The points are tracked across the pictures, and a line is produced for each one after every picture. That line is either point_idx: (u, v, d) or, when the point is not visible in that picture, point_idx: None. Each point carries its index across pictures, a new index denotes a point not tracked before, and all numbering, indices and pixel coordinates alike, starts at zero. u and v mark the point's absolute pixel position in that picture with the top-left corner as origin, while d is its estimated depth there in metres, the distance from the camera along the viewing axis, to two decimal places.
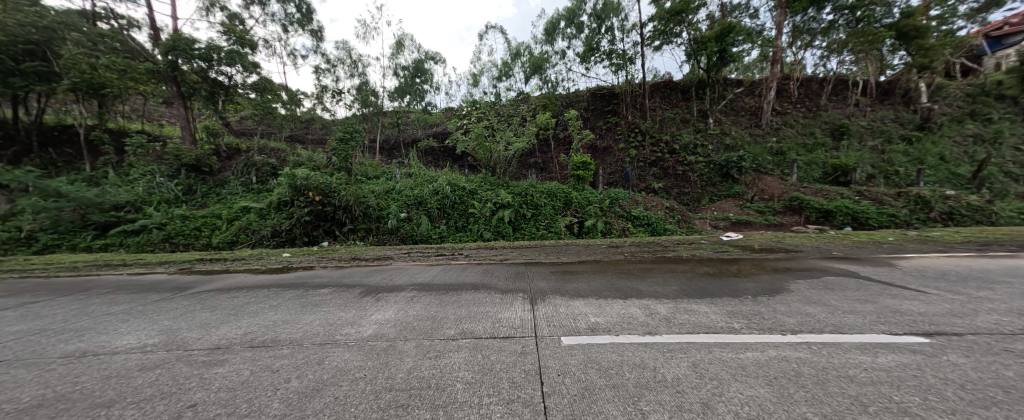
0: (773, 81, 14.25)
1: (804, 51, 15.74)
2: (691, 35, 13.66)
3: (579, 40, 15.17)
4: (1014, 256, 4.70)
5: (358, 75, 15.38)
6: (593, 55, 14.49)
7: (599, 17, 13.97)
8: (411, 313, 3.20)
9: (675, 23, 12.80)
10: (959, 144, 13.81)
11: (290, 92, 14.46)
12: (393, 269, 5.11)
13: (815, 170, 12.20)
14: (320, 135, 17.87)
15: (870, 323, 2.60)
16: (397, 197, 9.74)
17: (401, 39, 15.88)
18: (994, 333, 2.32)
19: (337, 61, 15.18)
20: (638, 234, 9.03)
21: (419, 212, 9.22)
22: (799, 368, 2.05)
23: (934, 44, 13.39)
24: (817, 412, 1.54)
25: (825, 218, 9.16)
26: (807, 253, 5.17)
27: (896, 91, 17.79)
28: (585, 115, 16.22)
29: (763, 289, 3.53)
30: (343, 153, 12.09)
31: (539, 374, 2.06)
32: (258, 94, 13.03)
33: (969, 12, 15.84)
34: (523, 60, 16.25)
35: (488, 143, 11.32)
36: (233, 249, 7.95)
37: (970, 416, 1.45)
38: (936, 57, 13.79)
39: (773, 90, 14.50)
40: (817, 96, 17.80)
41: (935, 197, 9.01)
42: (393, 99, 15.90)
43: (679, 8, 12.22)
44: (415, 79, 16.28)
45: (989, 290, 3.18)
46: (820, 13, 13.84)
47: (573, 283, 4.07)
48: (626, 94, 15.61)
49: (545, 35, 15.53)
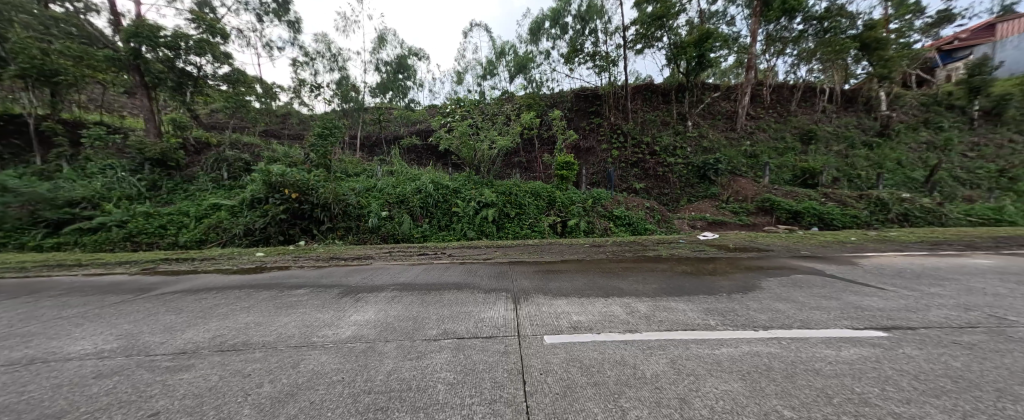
0: (748, 86, 14.79)
1: (776, 58, 16.38)
2: (671, 40, 13.92)
3: (563, 40, 15.22)
4: (962, 255, 5.05)
5: (337, 69, 14.85)
6: (577, 56, 14.59)
7: (583, 19, 14.14)
8: (391, 313, 3.12)
9: (656, 27, 13.06)
10: (914, 150, 14.82)
11: (264, 85, 14.06)
12: (377, 267, 5.05)
13: (785, 172, 12.77)
14: (299, 130, 17.25)
15: (835, 318, 2.72)
16: (378, 195, 9.51)
17: (383, 33, 15.42)
18: (943, 326, 2.49)
19: (316, 54, 14.63)
20: (620, 233, 9.17)
21: (400, 211, 9.05)
22: (770, 362, 2.15)
23: (893, 55, 14.23)
24: (787, 406, 1.67)
25: (794, 219, 9.61)
26: (778, 252, 5.38)
27: (859, 99, 18.82)
28: (569, 116, 16.33)
29: (736, 287, 3.65)
30: (321, 149, 11.78)
31: (521, 373, 2.07)
32: (230, 86, 12.46)
33: (925, 26, 16.92)
34: (508, 58, 16.19)
35: (472, 142, 11.29)
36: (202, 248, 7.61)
37: (923, 405, 1.63)
38: (894, 68, 14.72)
39: (748, 95, 15.01)
40: (787, 102, 18.60)
41: (892, 200, 9.62)
42: (374, 95, 15.53)
43: (660, 12, 12.49)
44: (398, 75, 15.91)
45: (940, 287, 3.40)
46: (792, 22, 14.43)
47: (556, 282, 4.08)
48: (609, 95, 15.81)
49: (530, 35, 15.52)
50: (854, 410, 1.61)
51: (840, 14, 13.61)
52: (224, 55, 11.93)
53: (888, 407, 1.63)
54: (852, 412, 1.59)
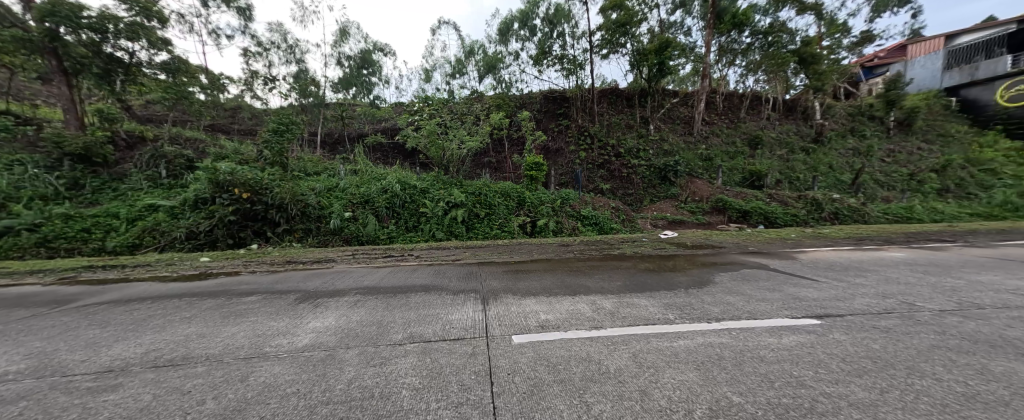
0: (704, 93, 15.78)
1: (728, 68, 17.60)
2: (634, 46, 14.52)
3: (532, 42, 15.40)
4: (881, 249, 5.72)
5: (295, 62, 13.99)
6: (545, 59, 14.82)
7: (551, 22, 14.42)
8: (354, 318, 2.98)
9: (620, 34, 13.58)
10: (844, 156, 16.56)
11: (210, 76, 13.12)
12: (340, 271, 4.81)
13: (736, 175, 13.79)
14: (253, 125, 16.05)
15: (778, 308, 2.96)
16: (341, 195, 9.14)
17: (345, 26, 14.77)
18: (866, 313, 2.79)
19: (271, 45, 13.72)
20: (588, 233, 9.44)
21: (365, 211, 8.75)
22: (722, 351, 2.30)
23: (826, 69, 15.81)
24: (735, 392, 1.81)
25: (744, 218, 10.41)
26: (730, 249, 5.80)
27: (798, 108, 20.63)
28: (538, 117, 16.53)
29: (693, 282, 3.87)
30: (276, 146, 10.72)
31: (489, 374, 2.05)
32: (170, 76, 11.41)
33: (853, 46, 18.98)
34: (477, 58, 16.12)
35: (441, 141, 11.13)
36: (134, 254, 6.89)
37: (847, 385, 1.84)
38: (826, 81, 16.38)
39: (704, 102, 15.99)
40: (737, 110, 20.00)
41: (826, 200, 10.68)
42: (336, 91, 14.75)
43: (623, 19, 13.01)
44: (361, 70, 15.07)
45: (863, 277, 3.82)
46: (741, 35, 15.61)
47: (525, 281, 4.11)
48: (576, 98, 16.19)
49: (499, 35, 15.58)
50: (792, 393, 1.78)
51: (781, 30, 14.92)
52: (161, 41, 10.94)
53: (821, 389, 1.83)
54: (789, 395, 1.77)
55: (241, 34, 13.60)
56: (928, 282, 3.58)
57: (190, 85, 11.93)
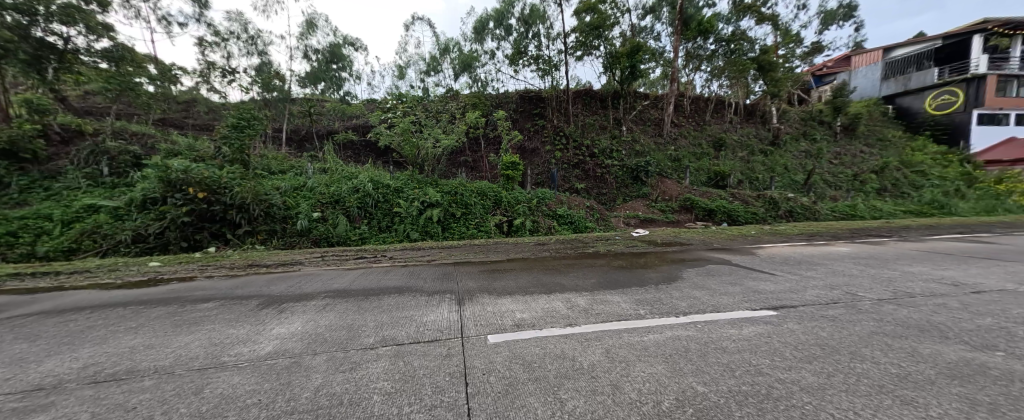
0: (673, 96, 16.44)
1: (695, 73, 18.46)
2: (607, 49, 14.89)
3: (508, 42, 15.42)
4: (830, 244, 6.23)
5: (257, 54, 13.19)
6: (521, 58, 14.90)
7: (526, 22, 14.53)
8: (322, 323, 2.86)
9: (593, 36, 13.87)
10: (799, 158, 17.80)
11: (160, 66, 12.07)
12: (309, 274, 4.60)
13: (702, 175, 14.50)
14: (210, 120, 14.90)
15: (739, 301, 3.14)
16: (308, 195, 8.80)
17: (312, 18, 14.16)
18: (816, 303, 3.01)
19: (230, 35, 12.92)
20: (563, 232, 9.59)
21: (335, 211, 8.47)
22: (688, 344, 2.40)
23: (781, 77, 16.97)
24: (700, 382, 1.90)
25: (709, 216, 11.00)
26: (697, 245, 6.10)
27: (757, 112, 21.65)
28: (514, 116, 16.58)
29: (662, 278, 4.03)
30: (235, 142, 10.05)
31: (464, 375, 2.02)
32: (113, 65, 10.50)
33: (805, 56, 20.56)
34: (452, 56, 15.94)
35: (415, 140, 10.96)
36: (68, 260, 6.29)
37: (799, 371, 1.98)
38: (782, 88, 17.58)
39: (673, 105, 16.65)
40: (702, 113, 20.58)
41: (781, 199, 11.46)
42: (303, 85, 13.99)
43: (596, 22, 13.33)
44: (331, 65, 14.59)
45: (814, 270, 4.13)
46: (706, 42, 16.43)
47: (501, 281, 4.11)
48: (552, 99, 16.39)
49: (474, 33, 15.50)
50: (751, 381, 1.89)
51: (742, 38, 15.84)
52: (101, 27, 9.99)
53: (776, 376, 1.95)
54: (747, 383, 1.87)
55: (195, 22, 12.68)
56: (868, 274, 3.94)
57: (138, 75, 11.05)
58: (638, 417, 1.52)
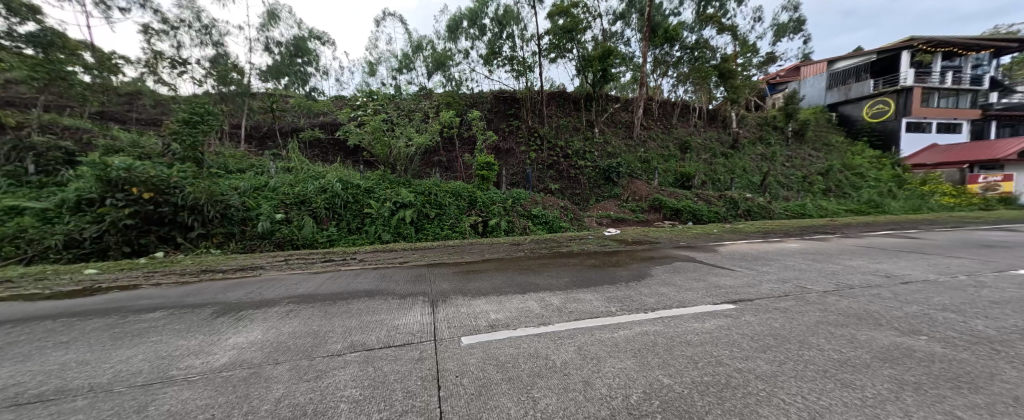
0: (642, 100, 17.09)
1: (663, 79, 19.28)
2: (580, 52, 15.24)
3: (482, 42, 15.41)
4: (784, 241, 6.72)
5: (212, 45, 12.34)
6: (495, 59, 14.94)
7: (500, 23, 14.57)
8: (285, 330, 2.71)
9: (566, 39, 14.14)
10: (758, 160, 19.02)
11: (98, 55, 11.05)
12: (272, 279, 4.36)
13: (670, 176, 15.17)
14: (156, 114, 14.14)
15: (702, 296, 3.30)
16: (271, 195, 8.44)
17: (274, 8, 13.46)
18: (770, 296, 3.23)
19: (181, 22, 12.01)
20: (538, 231, 9.70)
21: (300, 213, 8.15)
22: (655, 338, 2.49)
23: (739, 84, 18.16)
24: (666, 375, 1.98)
25: (676, 215, 11.52)
26: (665, 244, 6.37)
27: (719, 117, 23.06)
28: (488, 117, 16.59)
29: (632, 276, 4.17)
30: (187, 138, 9.33)
31: (436, 379, 1.99)
32: (40, 52, 9.40)
33: (761, 65, 22.14)
34: (425, 54, 15.73)
35: (387, 138, 10.75)
36: None
37: (756, 361, 2.10)
38: (741, 95, 18.80)
39: (642, 108, 17.30)
40: (670, 117, 21.65)
41: (740, 199, 12.23)
42: (263, 79, 13.16)
43: (569, 26, 13.61)
44: (295, 59, 13.82)
45: (769, 266, 4.43)
46: (672, 49, 17.23)
47: (476, 282, 4.09)
48: (526, 99, 16.54)
49: (448, 32, 15.36)
50: (711, 372, 1.99)
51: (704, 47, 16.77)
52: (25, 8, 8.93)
53: (735, 366, 2.07)
54: (709, 374, 1.97)
55: (140, 8, 11.68)
56: (815, 268, 4.27)
57: (71, 64, 9.92)
58: (607, 411, 1.56)
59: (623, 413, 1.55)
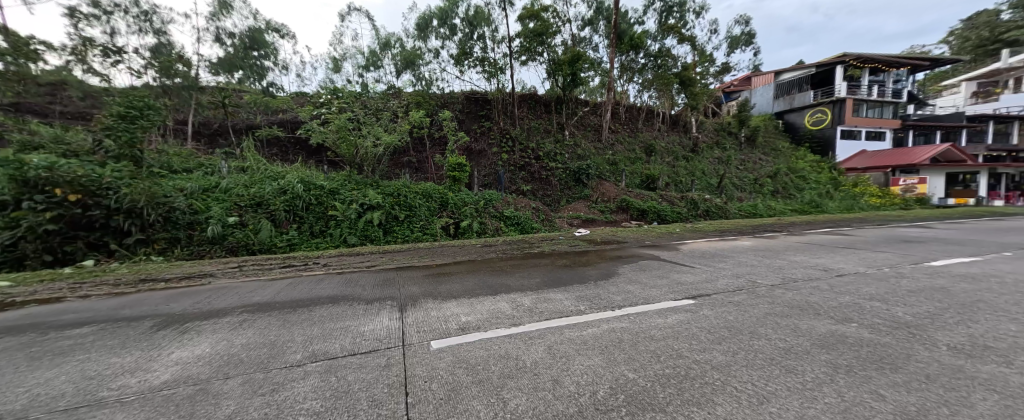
0: (609, 104, 17.67)
1: (630, 84, 20.09)
2: (550, 56, 15.49)
3: (453, 41, 15.25)
4: (738, 239, 7.24)
5: (153, 33, 11.30)
6: (466, 59, 14.87)
7: (471, 23, 14.50)
8: (238, 341, 2.53)
9: (536, 43, 14.32)
10: (718, 163, 20.25)
11: (11, 38, 9.79)
12: (225, 287, 4.06)
13: (636, 178, 15.79)
14: (85, 108, 12.66)
15: (665, 293, 3.47)
16: (222, 197, 7.91)
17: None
18: (726, 291, 3.45)
19: (116, 7, 10.94)
20: (510, 232, 9.76)
21: (256, 215, 7.72)
22: (622, 334, 2.58)
23: (698, 91, 19.37)
24: (631, 369, 2.05)
25: (642, 215, 12.05)
26: (632, 243, 6.65)
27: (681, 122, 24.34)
28: (460, 117, 16.46)
29: (601, 275, 4.31)
30: (123, 135, 8.02)
31: (404, 385, 1.94)
32: None
33: (717, 74, 23.87)
34: (394, 52, 15.33)
35: (353, 137, 10.38)
36: None
37: (713, 352, 2.24)
38: (700, 102, 20.04)
39: (610, 112, 17.90)
40: (634, 122, 21.78)
41: (700, 200, 12.98)
42: (214, 73, 12.07)
43: (539, 29, 13.82)
44: (250, 51, 12.98)
45: (725, 262, 4.74)
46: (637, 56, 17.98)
47: (446, 285, 4.04)
48: (498, 100, 16.58)
49: (418, 30, 15.07)
50: (673, 365, 2.10)
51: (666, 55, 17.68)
52: None
53: (694, 358, 2.19)
54: (671, 367, 2.07)
55: None
56: (765, 263, 4.63)
57: None
58: (575, 408, 1.60)
59: (590, 409, 1.59)
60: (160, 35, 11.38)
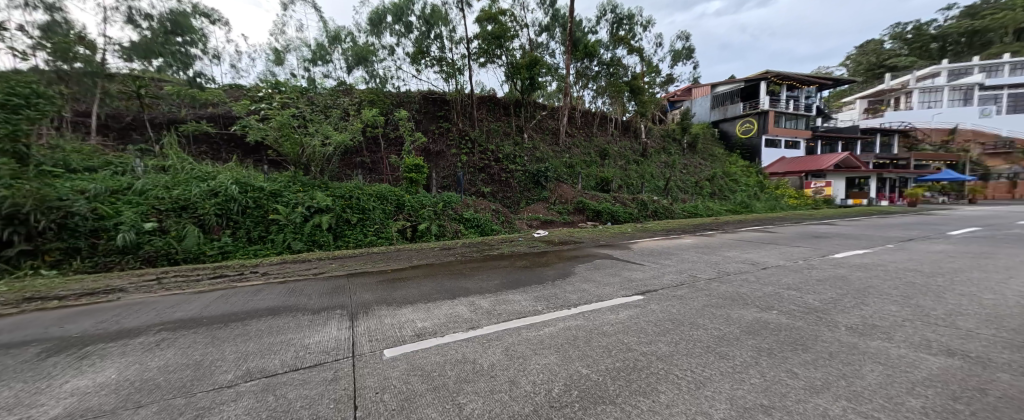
0: (566, 109, 18.22)
1: (585, 90, 20.98)
2: (508, 59, 15.64)
3: (409, 39, 14.83)
4: (683, 237, 7.86)
5: None
6: (423, 58, 14.61)
7: (428, 21, 14.19)
8: (153, 365, 2.22)
9: (495, 45, 14.38)
10: (667, 167, 21.80)
11: None
12: (138, 304, 3.55)
13: (592, 180, 16.51)
14: None
15: (617, 290, 3.66)
16: (135, 200, 6.99)
17: None
18: (670, 286, 3.72)
19: None
20: (470, 235, 9.71)
21: (179, 220, 6.92)
22: (577, 332, 2.68)
23: (646, 99, 20.82)
24: (585, 365, 2.13)
25: (598, 216, 12.63)
26: (588, 243, 6.95)
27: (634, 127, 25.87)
28: (417, 117, 16.05)
29: (558, 274, 4.45)
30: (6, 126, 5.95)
31: (352, 398, 1.84)
32: None
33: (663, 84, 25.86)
34: (345, 46, 14.51)
35: (298, 136, 9.68)
36: None
37: (659, 344, 2.40)
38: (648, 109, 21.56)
39: (566, 116, 18.50)
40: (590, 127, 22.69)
41: (649, 201, 13.92)
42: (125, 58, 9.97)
43: (497, 32, 13.90)
44: (173, 37, 10.73)
45: (671, 259, 5.12)
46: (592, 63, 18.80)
47: (402, 290, 3.92)
48: (457, 101, 16.36)
49: (370, 25, 14.44)
50: (623, 358, 2.21)
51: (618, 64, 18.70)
52: None
53: (642, 350, 2.33)
54: (621, 360, 2.18)
55: None
56: (704, 259, 5.08)
57: None
58: (530, 408, 1.62)
59: (544, 407, 1.62)
60: (53, 9, 8.59)
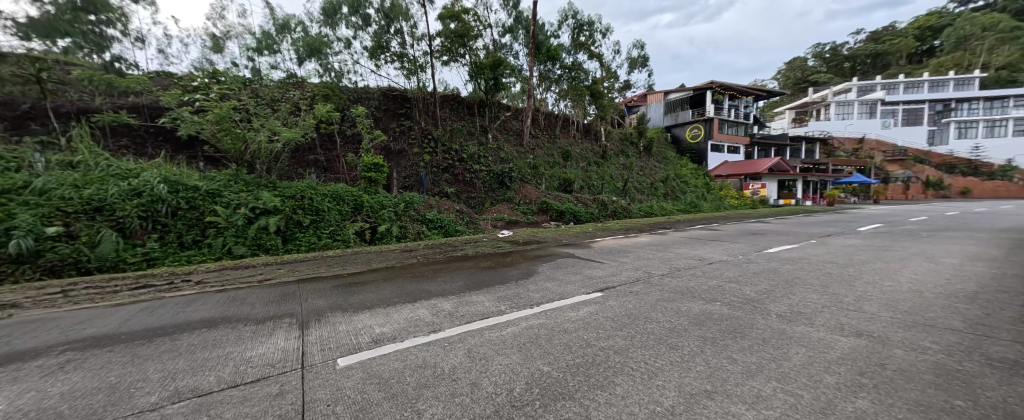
0: (530, 110, 18.47)
1: (549, 93, 21.44)
2: (472, 59, 15.52)
3: (366, 33, 14.22)
4: (640, 235, 8.32)
5: None
6: (382, 54, 14.10)
7: (387, 15, 13.71)
8: (53, 393, 1.92)
9: (458, 44, 14.22)
10: (628, 168, 22.92)
11: None
12: (36, 322, 3.06)
13: (554, 181, 16.92)
14: None
15: (579, 287, 3.78)
16: (31, 201, 6.04)
17: None
18: (626, 282, 3.92)
19: None
20: (433, 236, 9.56)
21: (92, 223, 6.09)
22: (539, 330, 2.73)
23: (606, 104, 21.74)
24: (546, 363, 2.18)
25: (561, 216, 12.98)
26: (551, 242, 7.14)
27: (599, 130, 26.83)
28: (376, 114, 15.45)
29: (521, 274, 4.52)
30: None
31: (301, 411, 1.73)
32: None
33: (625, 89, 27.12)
34: (294, 36, 13.52)
35: (240, 131, 8.92)
36: None
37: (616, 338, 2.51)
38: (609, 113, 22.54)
39: (530, 118, 18.76)
40: (554, 128, 23.13)
41: (609, 202, 14.56)
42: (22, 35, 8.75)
43: (460, 31, 13.73)
44: None
45: (629, 257, 5.39)
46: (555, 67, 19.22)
47: (359, 295, 3.75)
48: (419, 99, 15.91)
49: (324, 15, 13.64)
50: (582, 354, 2.29)
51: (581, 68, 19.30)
52: None
53: (600, 345, 2.43)
54: (581, 356, 2.26)
55: None
56: (658, 256, 5.40)
57: None
58: (491, 409, 1.63)
59: (506, 407, 1.63)
60: None
